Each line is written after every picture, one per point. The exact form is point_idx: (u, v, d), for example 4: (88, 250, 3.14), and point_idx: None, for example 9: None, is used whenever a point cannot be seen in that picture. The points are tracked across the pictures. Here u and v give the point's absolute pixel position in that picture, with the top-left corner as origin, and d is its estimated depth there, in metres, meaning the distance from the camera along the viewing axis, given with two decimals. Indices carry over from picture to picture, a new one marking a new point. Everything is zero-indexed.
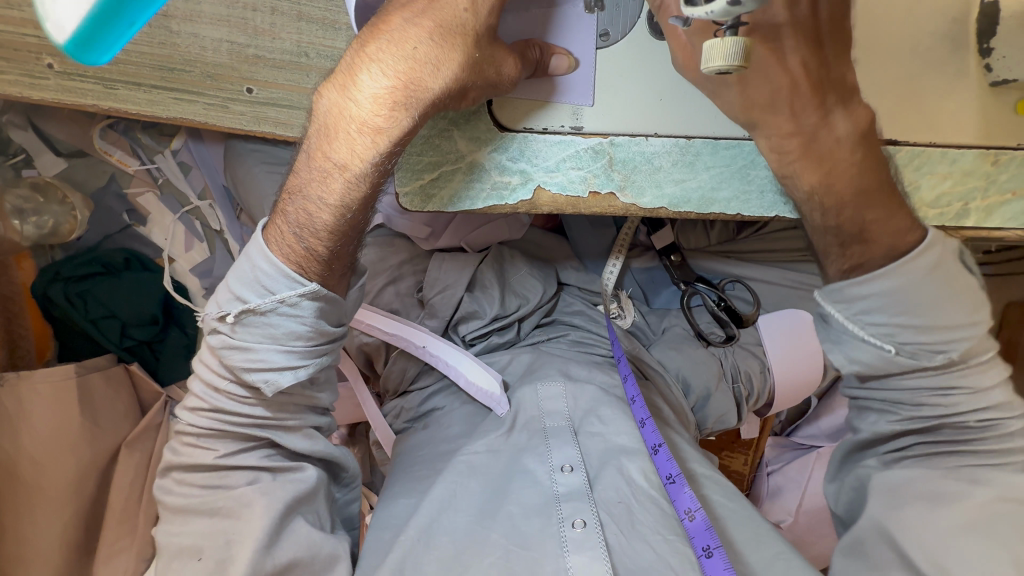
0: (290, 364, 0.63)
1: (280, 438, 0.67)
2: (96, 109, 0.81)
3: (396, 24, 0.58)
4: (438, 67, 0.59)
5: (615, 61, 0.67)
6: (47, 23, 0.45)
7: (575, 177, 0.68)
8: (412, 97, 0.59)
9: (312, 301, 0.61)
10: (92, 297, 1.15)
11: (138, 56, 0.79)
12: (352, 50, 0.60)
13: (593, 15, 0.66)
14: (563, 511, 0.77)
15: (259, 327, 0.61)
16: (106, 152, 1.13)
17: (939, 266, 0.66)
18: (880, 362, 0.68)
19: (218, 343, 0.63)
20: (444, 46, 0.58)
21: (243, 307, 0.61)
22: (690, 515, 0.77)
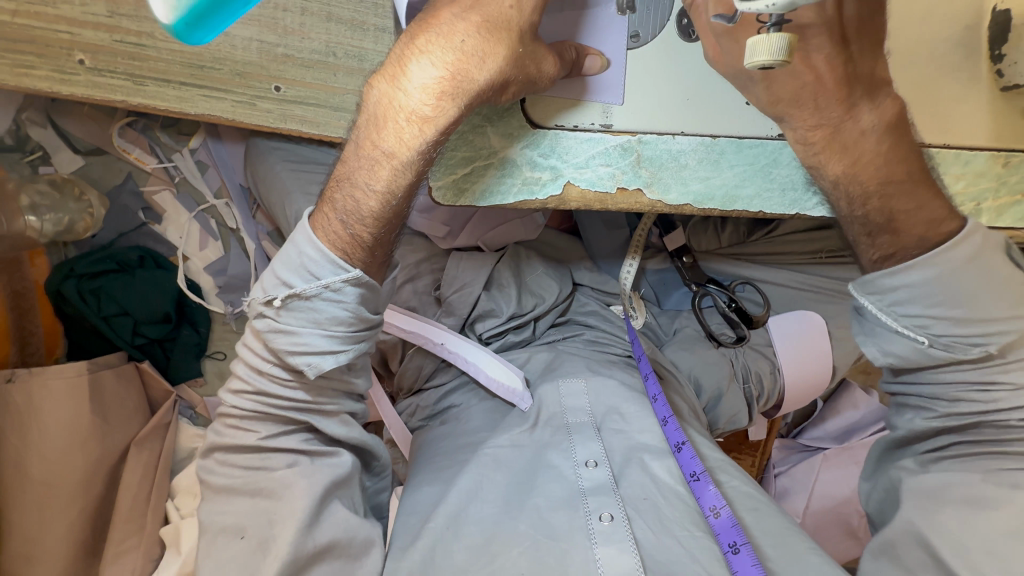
0: (333, 349, 0.65)
1: (319, 422, 0.71)
2: (125, 105, 0.82)
3: (445, 18, 0.61)
4: (484, 60, 0.61)
5: (644, 62, 0.70)
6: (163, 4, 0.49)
7: (604, 173, 0.70)
8: (458, 88, 0.62)
9: (354, 287, 0.63)
10: (106, 295, 1.15)
11: (169, 54, 0.81)
12: (402, 44, 0.63)
13: (625, 17, 0.68)
14: (589, 505, 0.79)
15: (304, 311, 0.63)
16: (125, 150, 1.14)
17: (978, 258, 0.65)
18: (914, 354, 0.68)
19: (264, 327, 0.65)
20: (490, 39, 0.61)
21: (290, 291, 0.63)
22: (715, 511, 0.80)
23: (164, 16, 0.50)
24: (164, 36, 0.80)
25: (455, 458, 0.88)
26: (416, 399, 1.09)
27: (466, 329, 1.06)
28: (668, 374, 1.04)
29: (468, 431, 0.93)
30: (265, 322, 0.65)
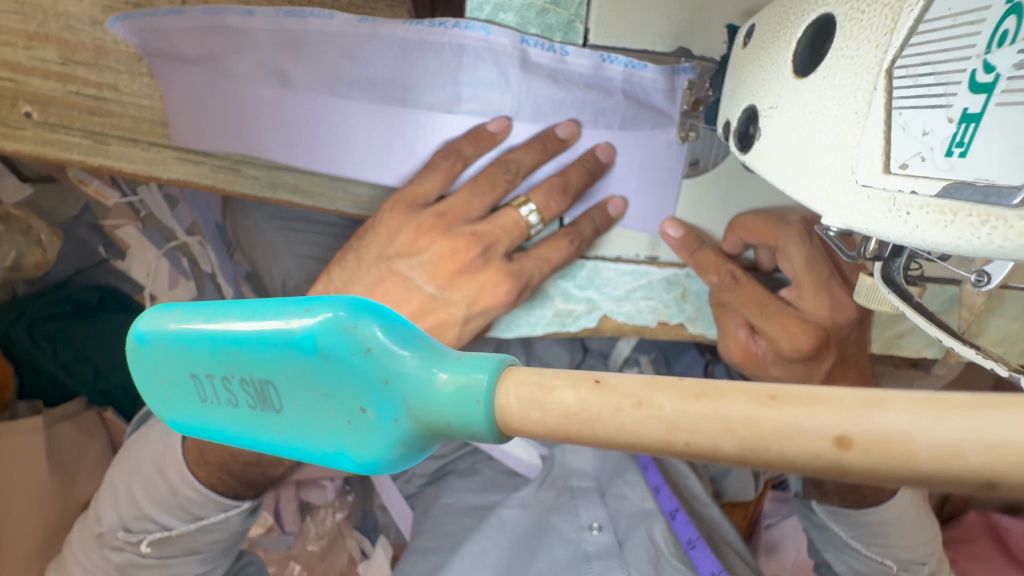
0: (204, 569, 0.73)
1: None
2: (83, 165, 0.69)
3: (439, 241, 0.62)
4: (469, 307, 0.64)
5: (704, 191, 0.63)
6: (167, 396, 0.29)
7: (644, 307, 0.67)
8: (436, 324, 0.64)
9: (240, 512, 0.72)
10: (63, 340, 1.04)
11: (135, 110, 0.67)
12: (385, 239, 0.62)
13: (684, 145, 0.60)
14: (593, 570, 0.77)
15: (177, 543, 0.70)
16: (81, 181, 0.98)
17: (913, 498, 0.80)
18: (879, 573, 0.81)
19: (124, 561, 0.69)
20: (483, 287, 0.63)
21: (165, 529, 0.69)
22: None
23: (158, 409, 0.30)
24: (130, 89, 0.66)
25: (462, 524, 0.88)
26: (411, 464, 1.04)
27: None
28: None
29: (475, 491, 0.92)
30: (125, 553, 0.69)
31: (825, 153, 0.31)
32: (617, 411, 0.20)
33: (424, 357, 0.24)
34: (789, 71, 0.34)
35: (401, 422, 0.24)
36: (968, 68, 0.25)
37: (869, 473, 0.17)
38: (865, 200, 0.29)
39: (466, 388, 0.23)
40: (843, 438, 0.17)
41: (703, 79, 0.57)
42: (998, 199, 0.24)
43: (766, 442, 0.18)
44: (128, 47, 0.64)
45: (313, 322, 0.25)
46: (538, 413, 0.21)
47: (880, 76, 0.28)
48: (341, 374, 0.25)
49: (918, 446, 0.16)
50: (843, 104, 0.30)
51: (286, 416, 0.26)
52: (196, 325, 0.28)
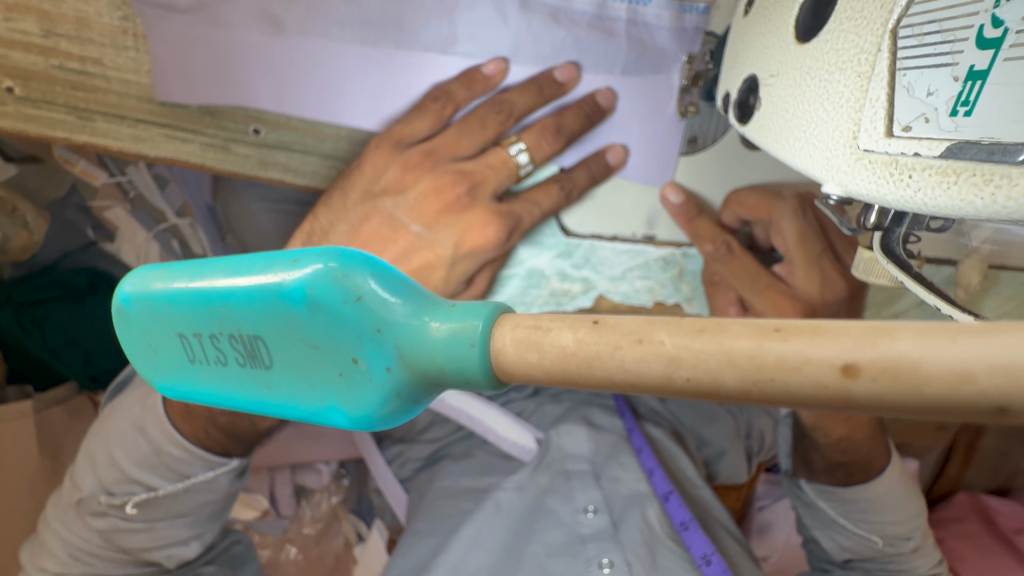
0: (194, 533, 0.73)
1: (173, 553, 0.71)
2: (69, 141, 0.68)
3: (426, 178, 0.61)
4: (456, 247, 0.62)
5: (699, 170, 0.61)
6: (154, 360, 0.29)
7: (640, 287, 0.67)
8: (421, 267, 0.63)
9: (229, 472, 0.71)
10: (52, 325, 1.02)
11: (121, 85, 0.66)
12: (372, 175, 0.60)
13: (684, 121, 0.59)
14: (589, 551, 0.76)
15: (163, 505, 0.69)
16: (68, 161, 0.93)
17: (901, 475, 0.82)
18: (867, 550, 0.82)
19: (109, 526, 0.68)
20: (468, 226, 0.61)
21: (151, 491, 0.68)
22: (707, 560, 0.76)
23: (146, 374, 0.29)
24: (115, 63, 0.65)
25: (457, 506, 0.87)
26: (405, 447, 1.05)
27: None
28: (661, 424, 1.03)
29: (472, 474, 0.92)
30: (109, 518, 0.68)
31: (826, 119, 0.30)
32: (616, 349, 0.20)
33: (417, 305, 0.24)
34: (790, 38, 0.34)
35: (395, 370, 0.24)
36: (975, 25, 0.25)
37: (877, 402, 0.17)
38: (865, 165, 0.29)
39: (462, 332, 0.22)
40: (849, 364, 0.17)
41: (704, 53, 0.55)
42: (1002, 156, 0.23)
43: (769, 373, 0.18)
44: (111, 20, 0.63)
45: (302, 273, 0.25)
46: (538, 354, 0.21)
47: (885, 37, 0.27)
48: (331, 325, 0.25)
49: (930, 370, 0.16)
50: (846, 68, 0.29)
51: (275, 372, 0.26)
52: (181, 283, 0.27)
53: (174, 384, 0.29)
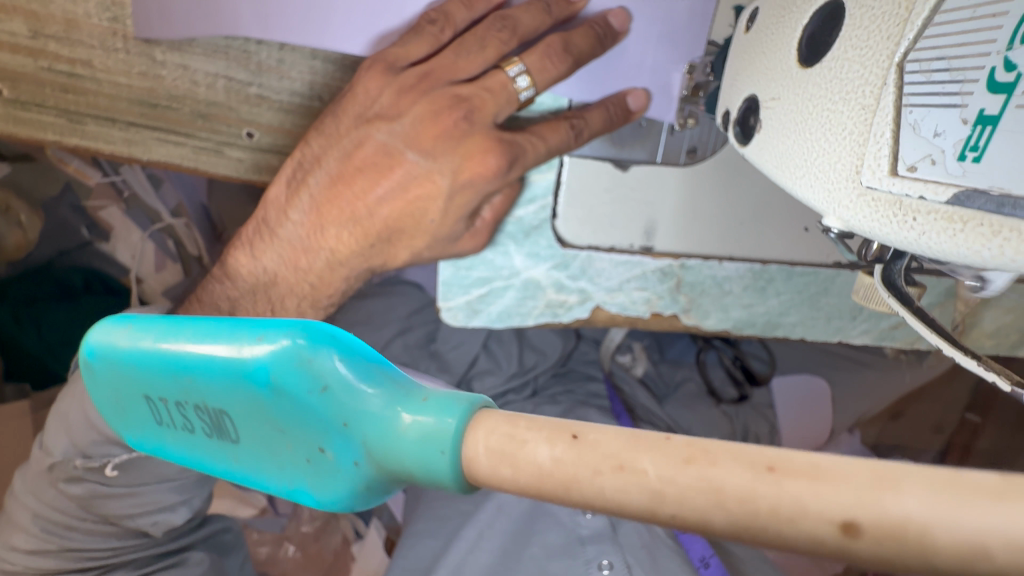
0: (182, 499, 0.68)
1: (162, 515, 0.66)
2: (58, 144, 0.68)
3: (421, 102, 0.51)
4: (454, 176, 0.52)
5: (696, 183, 0.55)
6: (121, 416, 0.28)
7: (637, 298, 0.61)
8: (418, 200, 0.54)
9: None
10: (46, 323, 1.01)
11: (111, 88, 0.65)
12: (364, 97, 0.51)
13: (680, 132, 0.54)
14: (588, 553, 0.77)
15: (145, 470, 0.62)
16: (61, 161, 0.95)
17: None
18: None
19: (86, 492, 0.61)
20: (468, 153, 0.51)
21: (131, 454, 0.59)
22: (705, 562, 0.79)
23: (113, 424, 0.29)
24: (105, 65, 0.64)
25: (457, 508, 0.86)
26: None
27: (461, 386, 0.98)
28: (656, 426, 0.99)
29: None
30: (87, 484, 0.61)
31: (828, 149, 0.30)
32: (596, 475, 0.18)
33: (386, 394, 0.23)
34: (791, 61, 0.33)
35: (362, 465, 0.23)
36: (986, 66, 0.24)
37: (877, 560, 0.16)
38: (868, 203, 0.28)
39: (428, 436, 0.21)
40: (849, 523, 0.16)
41: (705, 63, 0.50)
42: (1013, 209, 0.23)
43: (760, 521, 0.16)
44: (101, 22, 0.62)
45: (268, 352, 0.24)
46: (510, 468, 0.19)
47: (891, 71, 0.27)
48: (299, 411, 0.24)
49: (934, 537, 0.15)
50: (850, 99, 0.28)
51: (243, 449, 0.25)
52: (149, 344, 0.26)
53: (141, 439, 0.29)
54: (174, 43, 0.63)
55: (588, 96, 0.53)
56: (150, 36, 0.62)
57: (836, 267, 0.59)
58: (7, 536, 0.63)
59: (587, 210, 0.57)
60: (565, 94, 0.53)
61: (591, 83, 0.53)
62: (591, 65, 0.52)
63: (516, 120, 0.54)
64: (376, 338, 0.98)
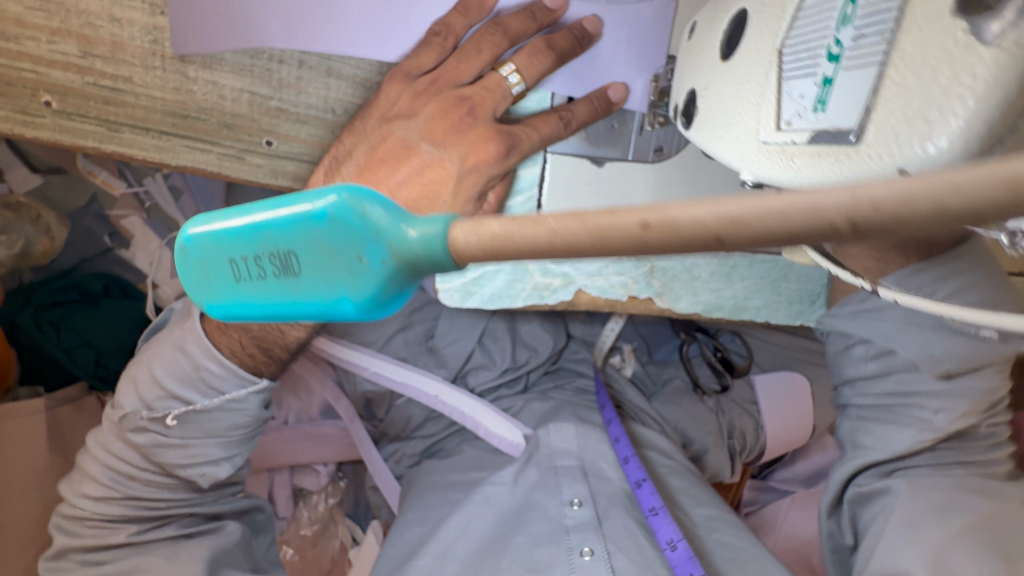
0: (226, 455, 0.73)
1: (208, 473, 0.72)
2: (97, 151, 0.76)
3: (433, 102, 0.59)
4: (462, 162, 0.59)
5: (666, 179, 0.62)
6: (205, 287, 0.35)
7: (615, 282, 0.67)
8: (432, 183, 0.60)
9: (259, 393, 0.71)
10: (66, 326, 1.07)
11: (148, 100, 0.73)
12: (386, 102, 0.59)
13: (647, 133, 0.61)
14: (572, 541, 0.79)
15: (199, 422, 0.69)
16: (91, 172, 1.04)
17: None
18: None
19: (148, 441, 0.68)
20: (473, 143, 0.58)
21: (187, 406, 0.68)
22: (672, 545, 0.76)
23: (199, 298, 0.36)
24: (143, 81, 0.72)
25: (446, 498, 0.92)
26: (400, 445, 1.10)
27: (458, 380, 1.06)
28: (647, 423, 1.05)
29: (459, 469, 0.96)
30: (148, 435, 0.69)
31: (740, 121, 0.37)
32: (519, 232, 0.25)
33: (404, 215, 0.30)
34: (715, 58, 0.41)
35: (389, 263, 0.30)
36: (825, 43, 0.31)
37: (661, 248, 0.22)
38: (766, 154, 0.35)
39: (433, 233, 0.28)
40: (643, 222, 0.22)
41: (666, 70, 0.58)
42: (840, 139, 0.30)
43: (599, 237, 0.23)
44: (143, 43, 0.70)
45: (322, 199, 0.30)
46: (474, 237, 0.27)
47: (774, 55, 0.34)
48: (345, 235, 0.30)
49: (678, 219, 0.21)
50: (751, 79, 0.36)
51: (303, 277, 0.32)
52: (234, 219, 0.33)
53: (221, 302, 0.35)
54: (206, 61, 0.71)
55: (571, 91, 0.60)
56: (185, 52, 0.70)
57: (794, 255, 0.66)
58: (79, 485, 0.72)
59: (570, 200, 0.64)
60: (549, 86, 0.60)
61: (575, 81, 0.60)
62: (571, 67, 0.59)
63: (511, 117, 0.62)
64: (378, 335, 1.06)
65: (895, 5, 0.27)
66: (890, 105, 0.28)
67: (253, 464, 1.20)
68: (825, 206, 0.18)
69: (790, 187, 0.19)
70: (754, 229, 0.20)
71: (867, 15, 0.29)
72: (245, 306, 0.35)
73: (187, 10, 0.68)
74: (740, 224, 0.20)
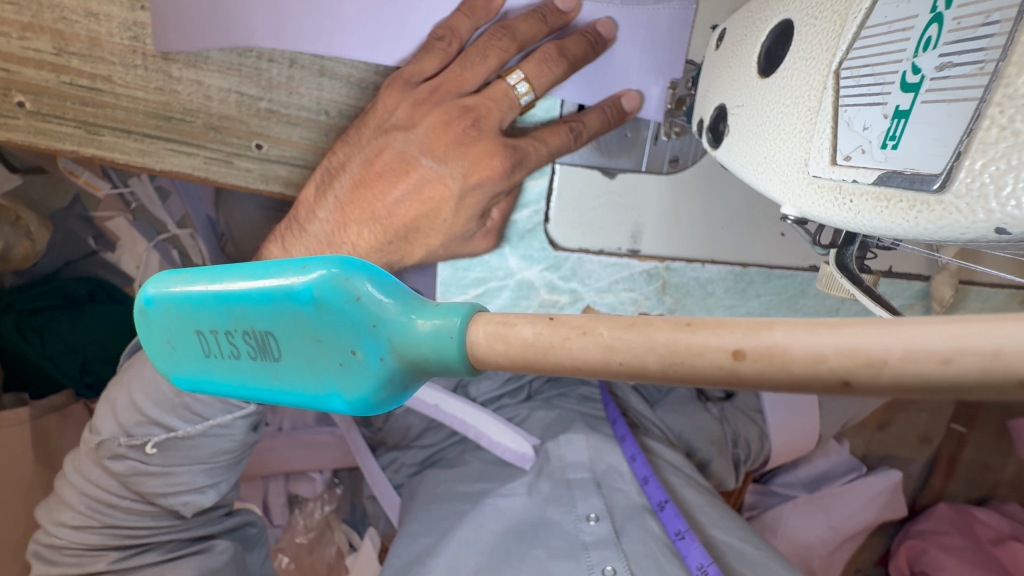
0: (212, 481, 0.70)
1: (193, 500, 0.69)
2: (76, 155, 0.71)
3: (433, 112, 0.54)
4: (465, 179, 0.55)
5: (681, 191, 0.59)
6: (169, 358, 0.32)
7: (626, 298, 0.65)
8: (432, 201, 0.57)
9: (246, 417, 0.68)
10: (51, 332, 1.03)
11: (130, 102, 0.69)
12: (383, 110, 0.55)
13: (660, 143, 0.57)
14: (592, 559, 0.76)
15: (180, 450, 0.66)
16: (72, 172, 0.99)
17: None
18: None
19: (127, 469, 0.65)
20: (477, 158, 0.54)
21: (169, 433, 0.65)
22: (702, 570, 0.72)
23: (163, 368, 0.33)
24: (124, 81, 0.68)
25: (453, 508, 0.88)
26: (399, 454, 1.08)
27: (458, 390, 1.03)
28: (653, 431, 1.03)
29: (465, 480, 0.93)
30: (127, 462, 0.65)
31: (783, 148, 0.34)
32: (566, 340, 0.22)
33: (406, 304, 0.26)
34: (753, 73, 0.38)
35: (387, 360, 0.27)
36: (900, 70, 0.27)
37: (764, 381, 0.19)
38: (815, 189, 0.32)
39: (442, 331, 0.25)
40: (738, 351, 0.19)
41: (687, 79, 0.53)
42: (921, 184, 0.26)
43: (681, 358, 0.20)
44: (122, 40, 0.66)
45: (309, 277, 0.27)
46: (499, 343, 0.24)
47: (830, 77, 0.31)
48: (334, 322, 0.27)
49: (795, 354, 0.18)
50: (799, 103, 0.33)
51: (284, 363, 0.28)
52: (201, 286, 0.30)
53: (187, 376, 0.32)
54: (190, 58, 0.67)
55: (582, 99, 0.57)
56: (168, 50, 0.66)
57: (813, 270, 0.63)
58: (57, 514, 0.68)
59: (580, 215, 0.60)
60: (559, 94, 0.57)
61: (586, 87, 0.56)
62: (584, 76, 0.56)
63: (518, 127, 0.59)
64: None
65: (991, 32, 0.24)
66: (999, 151, 0.23)
67: (247, 472, 1.17)
68: (1005, 354, 0.16)
69: (951, 325, 0.17)
70: (894, 373, 0.18)
71: (954, 40, 0.25)
72: (214, 384, 0.31)
73: (168, 4, 0.63)
74: (884, 367, 0.18)
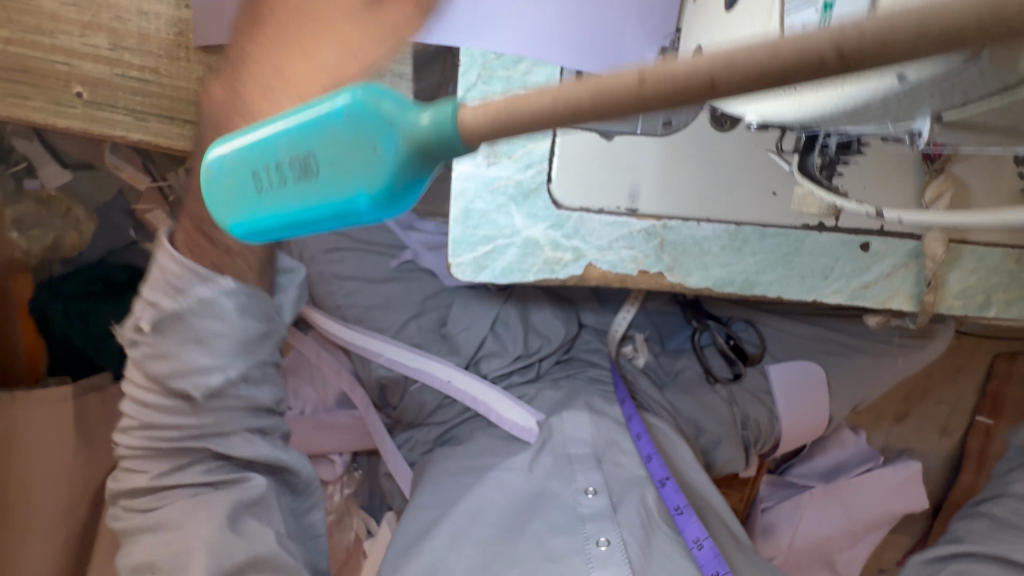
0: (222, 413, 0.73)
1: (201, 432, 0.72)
2: (125, 140, 0.78)
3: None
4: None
5: (674, 151, 0.63)
6: (232, 206, 0.39)
7: (626, 256, 0.65)
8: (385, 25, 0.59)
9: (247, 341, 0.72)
10: (93, 318, 1.11)
11: (173, 90, 0.77)
12: None
13: (653, 108, 0.62)
14: (588, 530, 0.80)
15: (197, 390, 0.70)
16: (118, 167, 1.08)
17: None
18: None
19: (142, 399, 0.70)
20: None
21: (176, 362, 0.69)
22: (698, 543, 0.81)
23: (227, 218, 0.39)
24: (169, 72, 0.76)
25: (461, 481, 0.91)
26: (415, 433, 1.12)
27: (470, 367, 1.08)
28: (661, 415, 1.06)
29: (473, 455, 0.96)
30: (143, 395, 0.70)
31: None
32: (526, 102, 0.27)
33: (413, 104, 0.31)
34: None
35: (398, 152, 0.31)
36: None
37: (657, 91, 0.24)
38: None
39: (444, 114, 0.30)
40: (640, 74, 0.24)
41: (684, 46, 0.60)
42: None
43: (587, 93, 0.25)
44: (167, 35, 0.75)
45: (337, 97, 0.32)
46: (483, 113, 0.28)
47: None
48: (356, 130, 0.32)
49: (662, 77, 0.24)
50: None
51: (318, 179, 0.34)
52: (257, 132, 0.36)
53: (248, 219, 0.39)
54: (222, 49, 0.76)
55: None
56: (206, 43, 0.75)
57: (805, 229, 0.66)
58: None
59: (579, 175, 0.64)
60: (556, 61, 0.70)
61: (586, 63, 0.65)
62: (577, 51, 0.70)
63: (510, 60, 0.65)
64: (392, 321, 1.08)
65: None
66: None
67: None
68: (810, 45, 0.22)
69: (755, 48, 0.23)
70: (722, 89, 0.23)
71: None
72: (267, 221, 0.38)
73: None
74: (712, 83, 0.23)
